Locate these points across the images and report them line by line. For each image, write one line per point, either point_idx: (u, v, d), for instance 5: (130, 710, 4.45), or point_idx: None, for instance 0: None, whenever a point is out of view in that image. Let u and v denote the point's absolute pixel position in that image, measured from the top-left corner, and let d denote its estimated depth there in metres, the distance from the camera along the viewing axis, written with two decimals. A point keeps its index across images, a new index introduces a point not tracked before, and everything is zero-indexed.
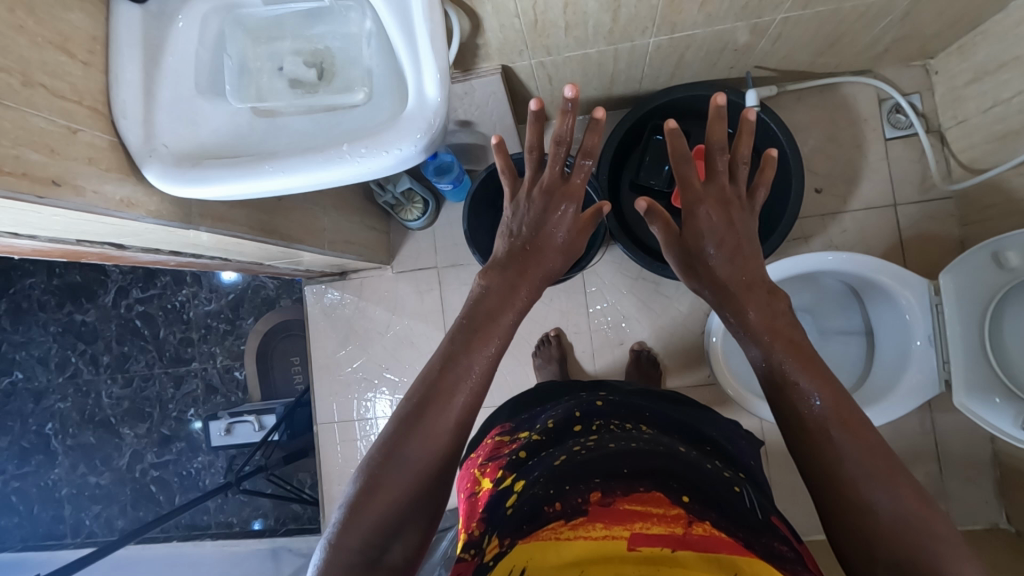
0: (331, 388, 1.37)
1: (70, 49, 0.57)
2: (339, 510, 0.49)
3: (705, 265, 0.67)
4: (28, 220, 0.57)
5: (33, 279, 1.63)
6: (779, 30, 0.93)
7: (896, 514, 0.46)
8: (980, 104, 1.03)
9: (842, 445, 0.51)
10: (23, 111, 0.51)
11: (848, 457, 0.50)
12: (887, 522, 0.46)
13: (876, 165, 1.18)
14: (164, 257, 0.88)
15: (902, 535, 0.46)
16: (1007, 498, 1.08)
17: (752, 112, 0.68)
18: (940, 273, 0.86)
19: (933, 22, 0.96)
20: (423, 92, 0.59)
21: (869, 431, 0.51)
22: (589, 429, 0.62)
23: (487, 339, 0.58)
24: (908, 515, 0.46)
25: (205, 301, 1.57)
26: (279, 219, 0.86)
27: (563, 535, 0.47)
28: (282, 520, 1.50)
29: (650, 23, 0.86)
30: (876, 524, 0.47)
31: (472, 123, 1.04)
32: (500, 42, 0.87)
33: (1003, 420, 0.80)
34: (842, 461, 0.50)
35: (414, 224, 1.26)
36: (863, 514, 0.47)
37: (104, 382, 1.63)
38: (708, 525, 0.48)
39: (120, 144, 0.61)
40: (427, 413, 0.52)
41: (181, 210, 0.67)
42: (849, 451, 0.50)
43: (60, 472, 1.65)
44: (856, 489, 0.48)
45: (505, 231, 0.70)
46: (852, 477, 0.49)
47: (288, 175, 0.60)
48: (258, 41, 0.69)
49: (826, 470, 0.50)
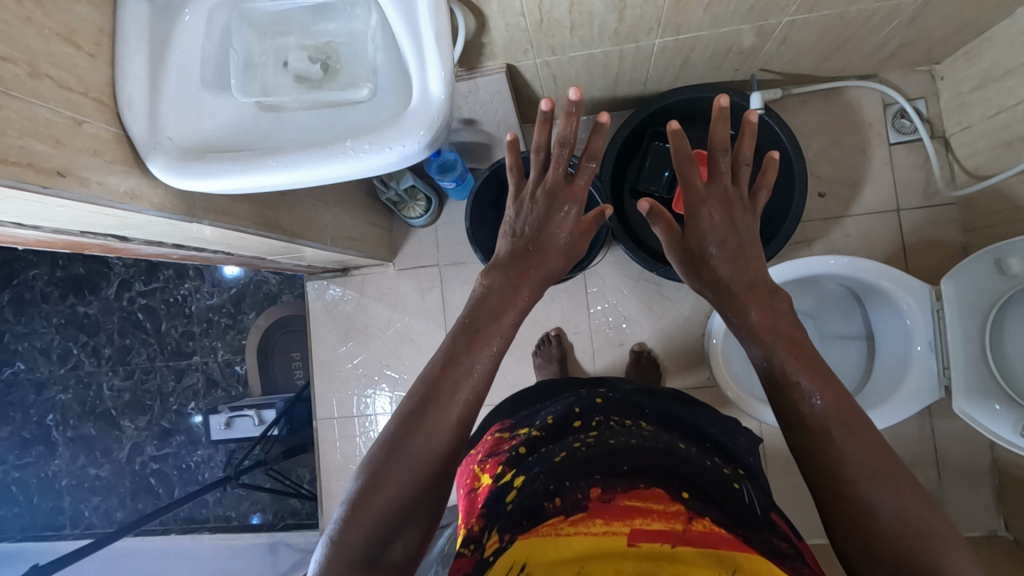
0: (332, 384, 1.37)
1: (77, 41, 0.58)
2: (340, 508, 0.49)
3: (707, 265, 0.67)
4: (33, 210, 0.58)
5: (37, 271, 1.65)
6: (785, 34, 0.93)
7: (896, 514, 0.46)
8: (984, 110, 1.03)
9: (844, 446, 0.51)
10: (28, 102, 0.51)
11: (849, 457, 0.50)
12: (886, 523, 0.46)
13: (880, 170, 1.18)
14: (166, 251, 0.88)
15: (902, 535, 0.45)
16: (1006, 505, 1.08)
17: (755, 114, 0.68)
18: (941, 279, 0.86)
19: (940, 28, 0.96)
20: (429, 90, 0.59)
21: (869, 430, 0.51)
22: (589, 425, 0.61)
23: (489, 337, 0.58)
24: (908, 515, 0.46)
25: (206, 295, 1.57)
26: (282, 214, 0.87)
27: (563, 531, 0.47)
28: (280, 515, 1.51)
29: (655, 24, 0.86)
30: (876, 524, 0.47)
31: (477, 121, 1.06)
32: (505, 41, 0.88)
33: (1003, 426, 0.80)
34: (842, 461, 0.50)
35: (417, 221, 1.27)
36: (863, 514, 0.47)
37: (105, 374, 1.63)
38: (707, 521, 0.48)
39: (125, 136, 0.62)
40: (429, 410, 0.52)
41: (185, 203, 0.67)
42: (850, 452, 0.50)
43: (59, 464, 1.65)
44: (856, 489, 0.48)
45: (508, 231, 0.70)
46: (852, 477, 0.49)
47: (294, 170, 0.60)
48: (264, 36, 0.69)
49: (827, 470, 0.50)
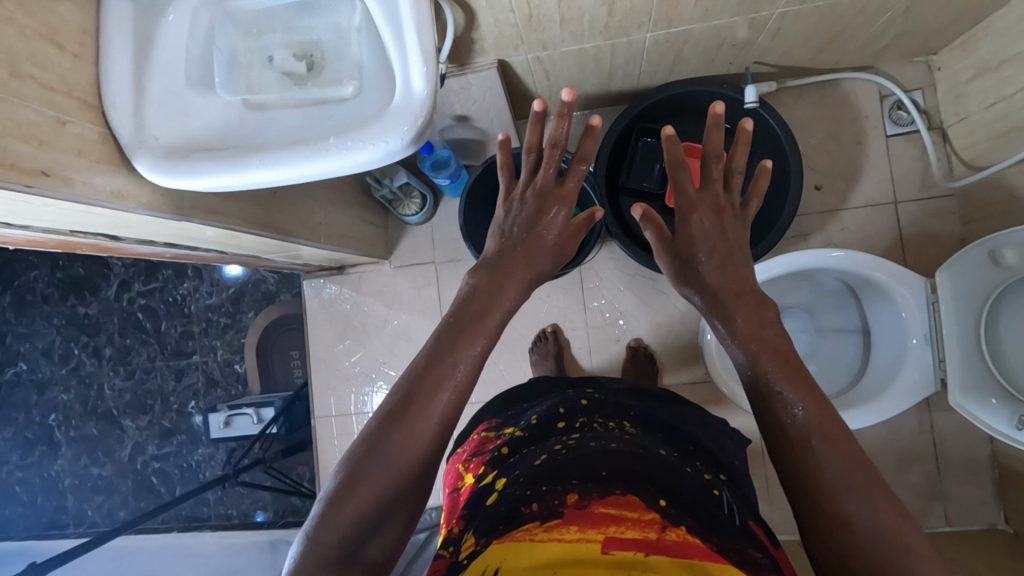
0: (330, 381, 1.37)
1: (60, 41, 0.58)
2: (318, 505, 0.49)
3: (694, 269, 0.67)
4: (19, 210, 0.58)
5: (37, 272, 1.66)
6: (778, 26, 0.92)
7: (873, 526, 0.46)
8: (981, 100, 1.02)
9: (824, 458, 0.50)
10: (11, 103, 0.52)
11: (827, 467, 0.49)
12: (862, 534, 0.46)
13: (877, 162, 1.17)
14: (159, 250, 0.88)
15: (875, 549, 0.45)
16: (1006, 499, 1.07)
17: (751, 122, 0.68)
18: (937, 271, 0.84)
19: (935, 18, 0.95)
20: (411, 85, 0.59)
21: (849, 442, 0.51)
22: (572, 426, 0.61)
23: (473, 337, 0.58)
24: (884, 529, 0.46)
25: (205, 295, 1.58)
26: (275, 213, 0.87)
27: (537, 537, 0.47)
28: (281, 513, 1.52)
29: (646, 17, 0.85)
30: (852, 536, 0.46)
31: (470, 118, 1.05)
32: (495, 37, 0.87)
33: (998, 419, 0.80)
34: (821, 471, 0.49)
35: (412, 218, 1.27)
36: (840, 526, 0.47)
37: (106, 374, 1.64)
38: (681, 530, 0.48)
39: (111, 136, 0.62)
40: (411, 409, 0.52)
41: (173, 202, 0.67)
42: (829, 463, 0.50)
43: (62, 463, 1.67)
44: (834, 501, 0.48)
45: (496, 232, 0.69)
46: (830, 486, 0.48)
47: (274, 169, 0.60)
48: (249, 35, 0.69)
49: (805, 481, 0.50)
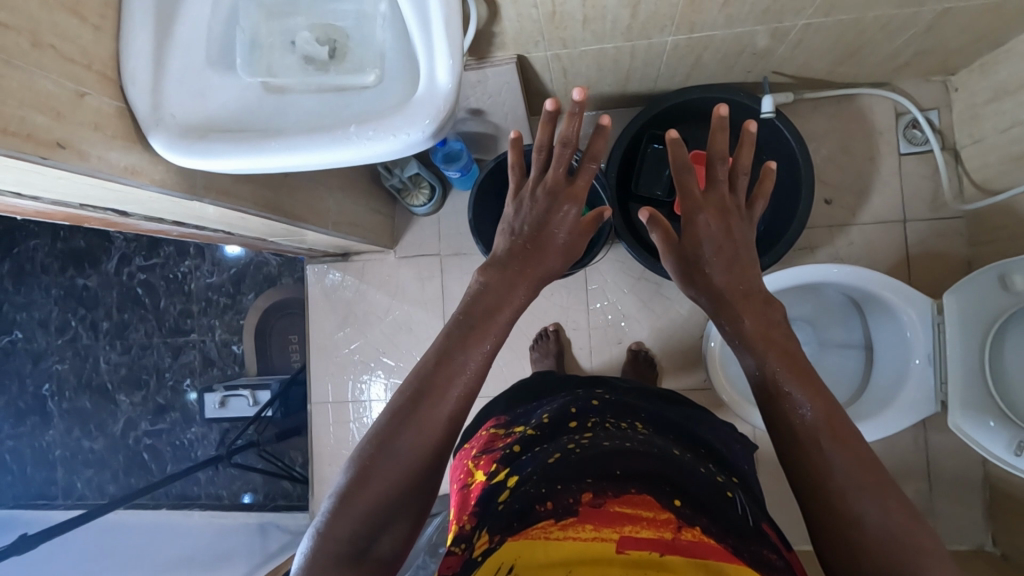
0: (328, 368, 1.37)
1: (81, 12, 0.57)
2: (329, 500, 0.49)
3: (705, 272, 0.67)
4: (32, 181, 0.57)
5: (37, 241, 1.64)
6: (799, 37, 0.91)
7: (884, 527, 0.46)
8: (997, 123, 1.02)
9: (833, 457, 0.50)
10: (30, 73, 0.51)
11: (837, 467, 0.50)
12: (873, 535, 0.46)
13: (888, 180, 1.17)
14: (166, 227, 0.88)
15: (887, 549, 0.45)
16: (996, 521, 1.08)
17: (754, 124, 0.69)
18: (945, 293, 0.85)
19: (957, 38, 0.95)
20: (435, 77, 0.58)
21: (859, 444, 0.51)
22: (584, 425, 0.61)
23: (484, 335, 0.58)
24: (894, 529, 0.46)
25: (206, 273, 1.57)
26: (284, 196, 0.86)
27: (551, 535, 0.47)
28: (271, 496, 1.52)
29: (669, 21, 0.85)
30: (864, 537, 0.46)
31: (484, 112, 1.04)
32: (516, 31, 0.87)
33: (996, 443, 0.81)
34: (832, 471, 0.50)
35: (420, 209, 1.27)
36: (851, 527, 0.47)
37: (102, 348, 1.63)
38: (697, 531, 0.48)
39: (128, 110, 0.61)
40: (421, 405, 0.52)
41: (186, 180, 0.67)
42: (838, 463, 0.50)
43: (54, 434, 1.66)
44: (845, 502, 0.48)
45: (507, 229, 0.69)
46: (841, 489, 0.48)
47: (293, 154, 0.59)
48: (272, 16, 0.67)
49: (816, 481, 0.50)
